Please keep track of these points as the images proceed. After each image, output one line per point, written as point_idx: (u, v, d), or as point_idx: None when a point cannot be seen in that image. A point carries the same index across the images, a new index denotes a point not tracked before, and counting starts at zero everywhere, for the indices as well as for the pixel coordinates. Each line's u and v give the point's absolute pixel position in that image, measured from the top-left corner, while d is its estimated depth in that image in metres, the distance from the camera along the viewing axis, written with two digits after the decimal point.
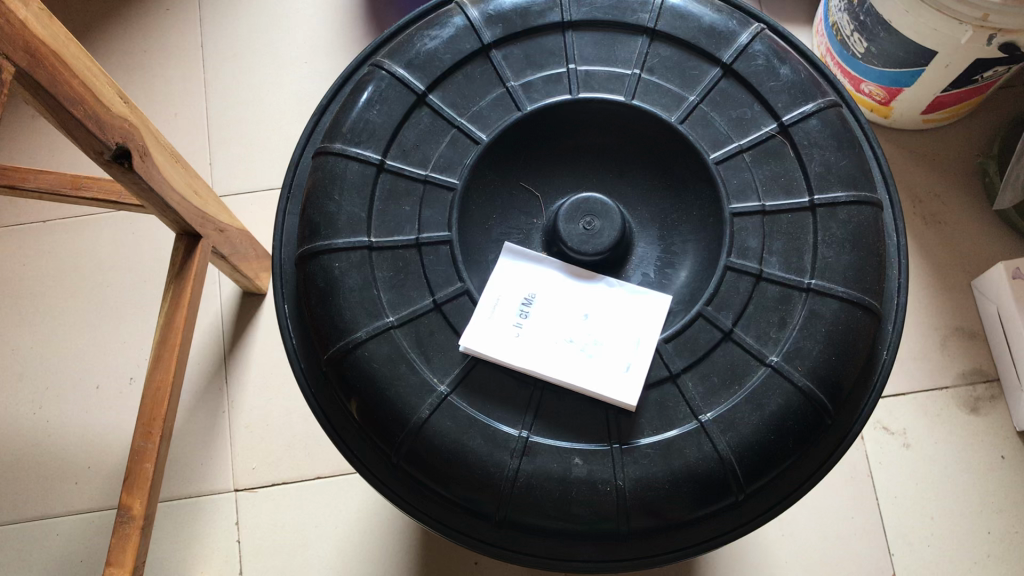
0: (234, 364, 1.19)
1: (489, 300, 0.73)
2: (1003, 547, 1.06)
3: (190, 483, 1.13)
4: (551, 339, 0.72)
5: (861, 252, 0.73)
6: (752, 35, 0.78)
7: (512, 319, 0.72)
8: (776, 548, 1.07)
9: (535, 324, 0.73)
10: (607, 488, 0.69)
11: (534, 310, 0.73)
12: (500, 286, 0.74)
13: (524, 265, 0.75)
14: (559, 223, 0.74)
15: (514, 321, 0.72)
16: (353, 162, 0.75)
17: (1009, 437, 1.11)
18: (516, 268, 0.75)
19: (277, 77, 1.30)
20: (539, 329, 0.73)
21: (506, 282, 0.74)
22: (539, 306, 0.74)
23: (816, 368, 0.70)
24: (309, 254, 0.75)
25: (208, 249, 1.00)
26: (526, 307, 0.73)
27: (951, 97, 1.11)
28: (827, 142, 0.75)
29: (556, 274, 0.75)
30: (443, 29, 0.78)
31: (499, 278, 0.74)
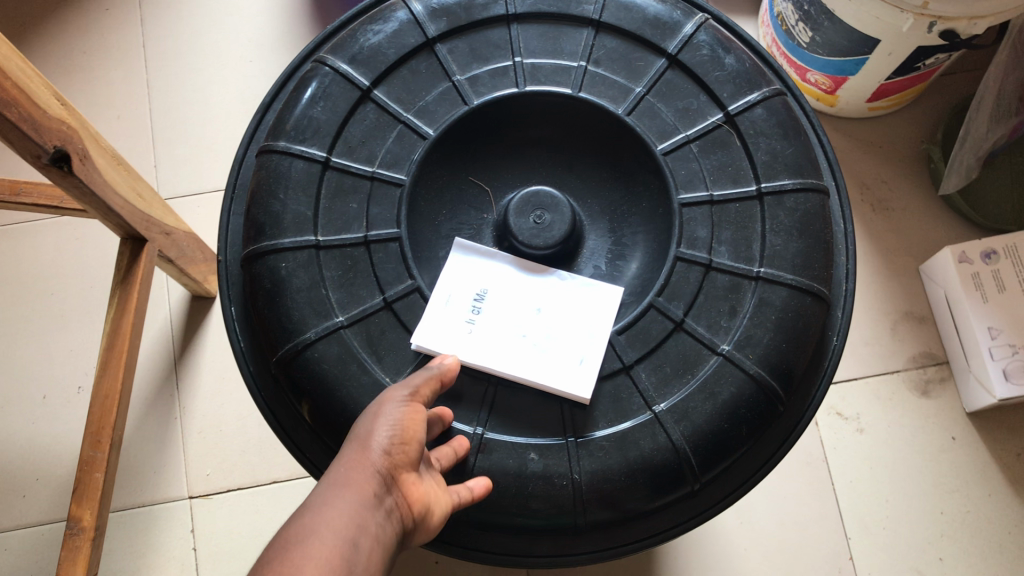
0: (185, 369, 1.17)
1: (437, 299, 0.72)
2: (955, 527, 1.08)
3: (143, 493, 1.11)
4: (505, 334, 0.72)
5: (808, 239, 0.73)
6: (696, 25, 0.78)
7: (466, 317, 0.72)
8: (734, 537, 1.08)
9: (491, 319, 0.73)
10: (563, 482, 0.68)
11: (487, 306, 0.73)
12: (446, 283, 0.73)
13: (472, 263, 0.75)
14: (511, 220, 0.74)
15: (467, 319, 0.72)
16: (298, 160, 0.74)
17: (959, 418, 1.12)
18: (461, 265, 0.74)
19: (221, 76, 1.28)
20: (493, 325, 0.72)
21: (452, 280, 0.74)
22: (490, 302, 0.73)
23: (767, 355, 0.70)
24: (255, 256, 0.73)
25: (154, 254, 0.98)
26: (477, 306, 0.73)
27: (895, 84, 1.13)
28: (772, 130, 0.75)
29: (508, 270, 0.75)
30: (386, 23, 0.77)
31: (445, 277, 0.74)
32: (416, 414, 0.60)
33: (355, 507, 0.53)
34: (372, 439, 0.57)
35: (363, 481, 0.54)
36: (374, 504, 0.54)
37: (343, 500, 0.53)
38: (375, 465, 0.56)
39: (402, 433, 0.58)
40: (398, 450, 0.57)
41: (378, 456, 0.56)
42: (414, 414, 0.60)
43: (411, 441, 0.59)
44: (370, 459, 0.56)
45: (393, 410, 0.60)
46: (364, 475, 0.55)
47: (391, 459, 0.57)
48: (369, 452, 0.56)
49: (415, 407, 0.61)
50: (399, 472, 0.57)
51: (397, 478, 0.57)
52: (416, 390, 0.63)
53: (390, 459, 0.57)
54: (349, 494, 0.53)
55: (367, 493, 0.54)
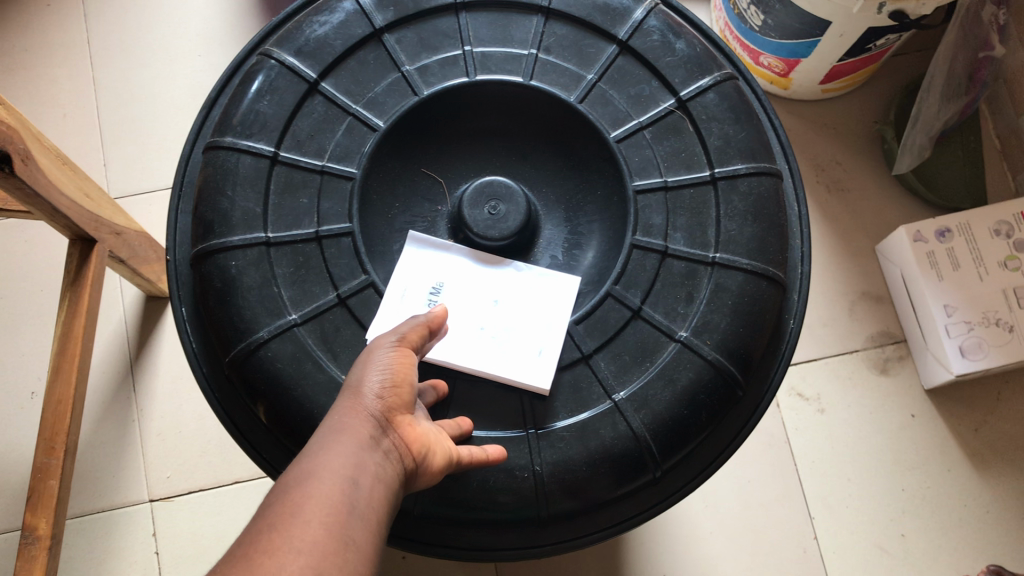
0: (142, 371, 1.14)
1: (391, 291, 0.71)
2: (916, 502, 1.09)
3: (102, 497, 1.09)
4: (463, 327, 0.71)
5: (762, 223, 0.73)
6: (646, 10, 0.77)
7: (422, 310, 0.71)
8: (700, 520, 1.08)
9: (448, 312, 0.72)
10: (524, 475, 0.68)
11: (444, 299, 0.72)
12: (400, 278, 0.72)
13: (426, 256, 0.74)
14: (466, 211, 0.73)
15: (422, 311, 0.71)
16: (246, 155, 0.72)
17: (918, 395, 1.14)
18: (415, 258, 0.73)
19: (169, 72, 1.25)
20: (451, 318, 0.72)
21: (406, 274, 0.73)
22: (445, 295, 0.73)
23: (724, 341, 0.70)
24: (204, 254, 0.72)
25: (104, 255, 0.96)
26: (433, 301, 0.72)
27: (847, 65, 1.13)
28: (725, 115, 0.75)
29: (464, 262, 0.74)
30: (333, 14, 0.76)
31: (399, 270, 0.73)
32: (405, 359, 0.59)
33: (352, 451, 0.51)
34: (362, 386, 0.56)
35: (359, 424, 0.53)
36: (372, 447, 0.53)
37: (339, 444, 0.52)
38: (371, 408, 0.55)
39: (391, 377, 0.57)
40: (393, 392, 0.56)
41: (373, 399, 0.55)
42: (404, 357, 0.59)
43: (405, 384, 0.57)
44: (366, 403, 0.55)
45: (381, 355, 0.58)
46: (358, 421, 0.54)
47: (384, 404, 0.55)
48: (360, 399, 0.55)
49: (403, 354, 0.59)
50: (397, 414, 0.56)
51: (396, 420, 0.56)
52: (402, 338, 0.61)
53: (383, 403, 0.55)
54: (347, 437, 0.52)
55: (362, 435, 0.53)
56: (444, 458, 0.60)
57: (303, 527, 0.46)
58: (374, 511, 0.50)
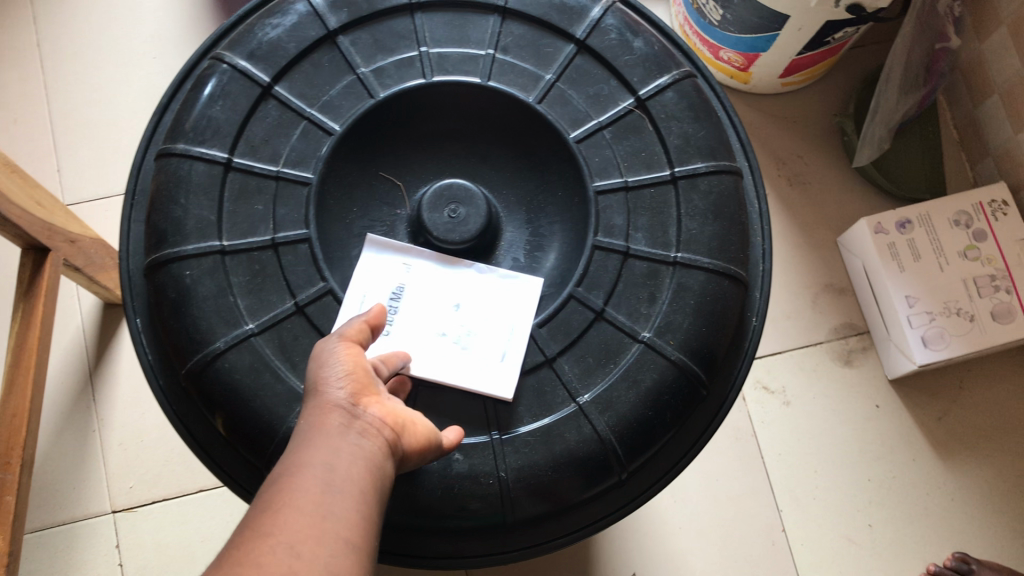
0: (101, 380, 1.12)
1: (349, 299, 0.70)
2: (881, 493, 1.10)
3: (63, 510, 1.07)
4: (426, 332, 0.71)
5: (723, 221, 0.73)
6: (604, 8, 0.76)
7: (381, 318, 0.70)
8: (669, 516, 1.08)
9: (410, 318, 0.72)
10: (490, 481, 0.67)
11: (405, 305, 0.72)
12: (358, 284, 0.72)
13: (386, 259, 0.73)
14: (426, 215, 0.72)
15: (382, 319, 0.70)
16: (198, 162, 0.71)
17: (882, 386, 1.15)
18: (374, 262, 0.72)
19: (123, 74, 1.23)
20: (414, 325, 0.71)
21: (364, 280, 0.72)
22: (407, 301, 0.72)
23: (687, 341, 0.70)
24: (157, 264, 0.70)
25: (59, 264, 0.94)
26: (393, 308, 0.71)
27: (806, 59, 1.14)
28: (684, 114, 0.75)
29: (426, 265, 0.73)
30: (285, 17, 0.74)
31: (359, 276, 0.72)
32: (358, 352, 0.60)
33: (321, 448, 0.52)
34: (321, 385, 0.57)
35: (325, 422, 0.54)
36: (343, 438, 0.53)
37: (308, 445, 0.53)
38: (333, 403, 0.55)
39: (348, 370, 0.58)
40: (352, 381, 0.57)
41: (333, 394, 0.56)
42: (353, 349, 0.60)
43: (362, 372, 0.58)
44: (327, 401, 0.56)
45: (332, 351, 0.59)
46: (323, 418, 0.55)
47: (348, 395, 0.56)
48: (323, 398, 0.56)
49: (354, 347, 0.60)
50: (365, 398, 0.57)
51: (366, 403, 0.57)
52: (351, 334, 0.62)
53: (347, 394, 0.56)
54: (317, 436, 0.53)
55: (331, 430, 0.54)
56: (427, 433, 0.61)
57: (282, 529, 0.47)
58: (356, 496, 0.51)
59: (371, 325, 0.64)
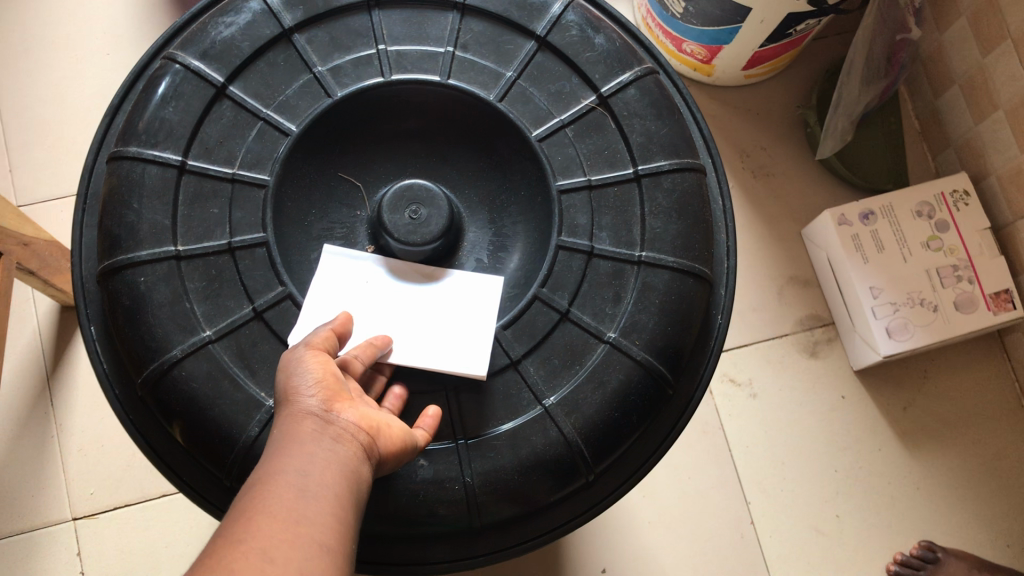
0: (58, 385, 1.10)
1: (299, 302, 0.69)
2: (848, 483, 1.11)
3: (22, 518, 1.04)
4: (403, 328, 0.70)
5: (687, 219, 0.72)
6: (564, 4, 0.75)
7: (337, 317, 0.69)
8: (639, 510, 1.08)
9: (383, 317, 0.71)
10: (455, 486, 0.66)
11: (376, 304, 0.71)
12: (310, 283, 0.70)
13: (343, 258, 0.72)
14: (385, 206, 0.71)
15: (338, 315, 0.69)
16: (151, 165, 0.69)
17: (848, 377, 1.15)
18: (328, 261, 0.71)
19: (76, 71, 1.20)
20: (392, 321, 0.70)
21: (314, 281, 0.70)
22: (380, 300, 0.71)
23: (653, 340, 0.70)
24: (110, 271, 0.68)
25: (11, 268, 0.91)
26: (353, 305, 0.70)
27: (769, 51, 1.13)
28: (646, 111, 0.74)
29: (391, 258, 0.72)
30: (239, 15, 0.72)
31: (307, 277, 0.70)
32: (327, 360, 0.59)
33: (295, 452, 0.52)
34: (293, 392, 0.56)
35: (299, 429, 0.53)
36: (318, 444, 0.53)
37: (281, 451, 0.52)
38: (306, 409, 0.55)
39: (320, 378, 0.57)
40: (324, 388, 0.56)
41: (306, 400, 0.55)
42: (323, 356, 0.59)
43: (334, 379, 0.57)
44: (300, 408, 0.55)
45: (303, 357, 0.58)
46: (296, 425, 0.54)
47: (321, 401, 0.55)
48: (295, 405, 0.55)
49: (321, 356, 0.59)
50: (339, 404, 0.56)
51: (341, 408, 0.56)
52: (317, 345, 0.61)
53: (319, 402, 0.55)
54: (292, 444, 0.52)
55: (305, 436, 0.53)
56: (404, 436, 0.60)
57: (255, 536, 0.46)
58: (332, 499, 0.50)
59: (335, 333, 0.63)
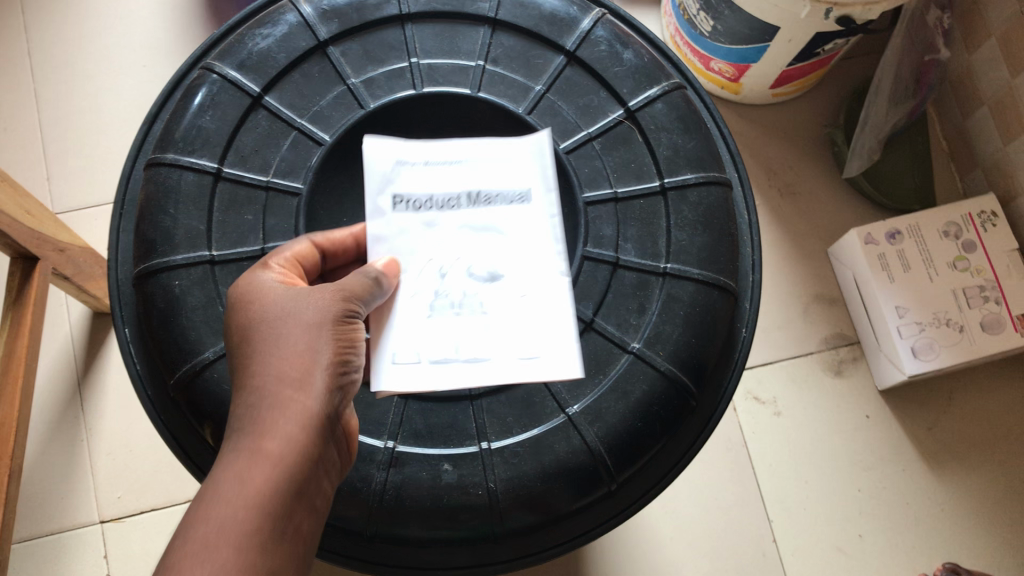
0: (89, 390, 1.12)
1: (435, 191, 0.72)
2: (872, 503, 1.10)
3: (50, 520, 1.06)
4: (459, 327, 0.68)
5: (712, 232, 0.73)
6: (593, 20, 0.77)
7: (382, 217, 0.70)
8: (661, 526, 1.08)
9: (441, 297, 0.68)
10: (479, 492, 0.67)
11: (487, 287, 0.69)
12: (475, 200, 0.72)
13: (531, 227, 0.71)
14: (557, 246, 0.71)
15: (381, 228, 0.70)
16: (188, 172, 0.71)
17: (873, 397, 1.15)
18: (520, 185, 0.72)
19: (113, 82, 1.23)
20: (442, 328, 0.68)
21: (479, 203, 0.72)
22: (506, 301, 0.69)
23: (677, 351, 0.70)
24: (145, 274, 0.70)
25: (47, 272, 0.93)
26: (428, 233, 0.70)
27: (797, 70, 1.14)
28: (672, 125, 0.75)
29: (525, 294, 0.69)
30: (275, 27, 0.74)
31: (504, 172, 0.73)
32: (342, 335, 0.59)
33: (268, 474, 0.52)
34: (316, 342, 0.57)
35: (304, 391, 0.55)
36: (315, 413, 0.55)
37: (255, 465, 0.52)
38: (318, 369, 0.56)
39: (313, 369, 0.56)
40: (341, 348, 0.58)
41: (322, 359, 0.57)
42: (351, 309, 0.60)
43: (350, 336, 0.59)
44: (315, 364, 0.56)
45: (335, 304, 0.59)
46: (279, 430, 0.54)
47: (333, 363, 0.57)
48: (312, 361, 0.56)
49: (333, 322, 0.59)
50: (343, 369, 0.58)
51: (342, 375, 0.58)
52: (284, 262, 0.63)
53: (330, 365, 0.57)
54: (294, 404, 0.55)
55: (303, 401, 0.55)
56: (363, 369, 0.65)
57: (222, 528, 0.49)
58: (286, 536, 0.52)
59: (316, 248, 0.66)
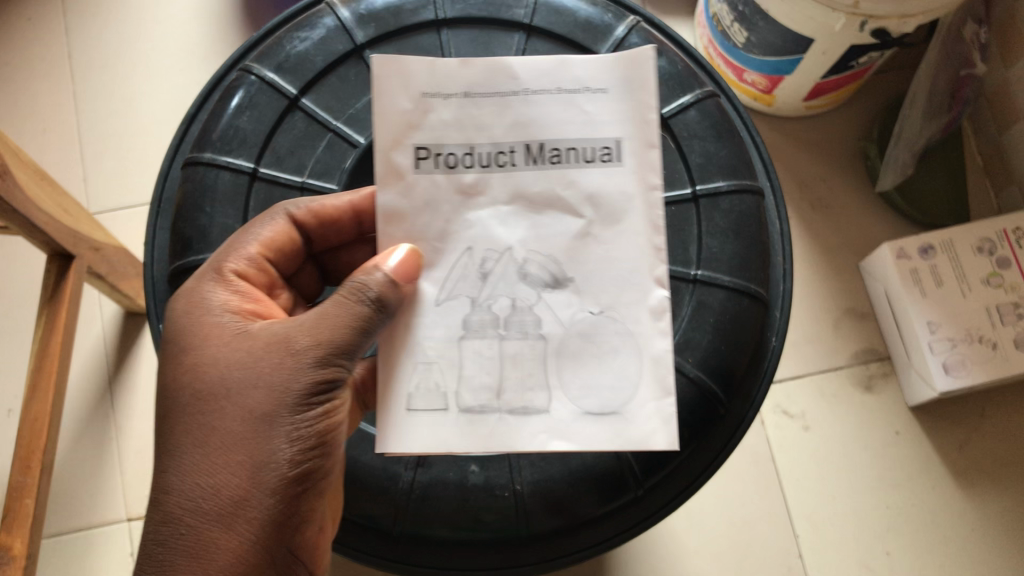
0: (121, 389, 1.13)
1: (476, 137, 0.60)
2: (900, 521, 1.09)
3: (79, 517, 1.07)
4: (503, 354, 0.59)
5: (744, 240, 0.73)
6: (628, 27, 0.77)
7: (406, 180, 0.59)
8: (685, 538, 1.07)
9: (484, 314, 0.59)
10: (505, 493, 0.67)
11: (541, 294, 0.59)
12: (536, 154, 0.60)
13: (610, 197, 0.60)
14: (618, 238, 0.59)
15: (398, 197, 0.59)
16: (225, 171, 0.72)
17: (903, 413, 1.13)
18: (601, 132, 0.60)
19: (150, 86, 1.24)
20: (478, 350, 0.59)
21: (544, 157, 0.60)
22: (568, 317, 0.59)
23: (706, 358, 0.70)
24: (180, 271, 0.71)
25: (83, 270, 0.95)
26: (470, 199, 0.60)
27: (831, 82, 1.14)
28: (706, 132, 0.75)
29: (593, 309, 0.59)
30: (314, 30, 0.75)
31: (589, 125, 0.60)
32: (305, 422, 0.56)
33: None
34: (270, 443, 0.55)
35: (252, 498, 0.54)
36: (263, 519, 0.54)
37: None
38: (270, 471, 0.54)
39: (255, 472, 0.54)
40: (302, 439, 0.55)
41: (278, 459, 0.54)
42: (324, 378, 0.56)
43: (319, 418, 0.56)
44: (267, 467, 0.54)
45: (298, 383, 0.55)
46: (212, 548, 0.53)
47: (291, 459, 0.55)
48: (263, 464, 0.54)
49: (294, 409, 0.55)
50: (307, 458, 0.56)
51: (306, 465, 0.56)
52: (245, 267, 0.62)
53: (286, 463, 0.55)
54: (239, 513, 0.54)
55: (251, 508, 0.54)
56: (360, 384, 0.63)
57: None
58: None
59: (296, 222, 0.64)
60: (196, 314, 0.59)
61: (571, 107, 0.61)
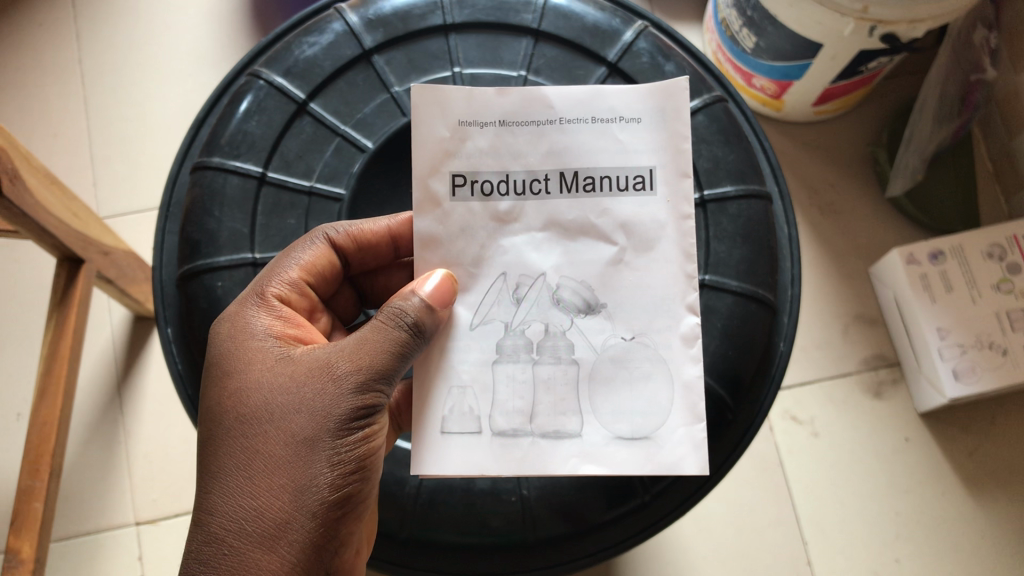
0: (130, 393, 1.13)
1: (511, 164, 0.62)
2: (909, 528, 1.08)
3: (86, 521, 1.08)
4: (534, 376, 0.60)
5: (752, 244, 0.73)
6: (636, 32, 0.77)
7: (442, 208, 0.61)
8: (693, 544, 1.07)
9: (517, 338, 0.60)
10: (511, 497, 0.68)
11: (574, 319, 0.61)
12: (570, 181, 0.62)
13: (643, 224, 0.62)
14: (650, 263, 0.61)
15: (435, 223, 0.61)
16: (233, 175, 0.72)
17: (913, 420, 1.13)
18: (636, 162, 0.62)
19: (160, 91, 1.25)
20: (513, 373, 0.60)
21: (577, 184, 0.62)
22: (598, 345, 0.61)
23: (713, 363, 0.70)
24: (189, 275, 0.72)
25: (92, 274, 0.95)
26: (505, 225, 0.62)
27: (840, 88, 1.13)
28: (714, 137, 0.75)
29: (626, 335, 0.60)
30: (322, 35, 0.76)
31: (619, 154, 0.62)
32: (346, 444, 0.55)
33: None
34: (311, 466, 0.54)
35: (292, 524, 0.53)
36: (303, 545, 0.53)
37: None
38: (311, 496, 0.53)
39: (297, 495, 0.53)
40: (343, 463, 0.55)
41: (318, 483, 0.54)
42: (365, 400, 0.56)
43: (359, 441, 0.56)
44: (308, 492, 0.53)
45: (339, 405, 0.55)
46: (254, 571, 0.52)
47: (331, 485, 0.54)
48: (304, 488, 0.53)
49: (336, 429, 0.55)
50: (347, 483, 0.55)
51: (345, 490, 0.55)
52: (287, 291, 0.62)
53: (326, 488, 0.54)
54: (279, 539, 0.53)
55: (291, 534, 0.53)
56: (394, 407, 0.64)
57: None
58: None
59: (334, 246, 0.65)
60: (238, 335, 0.60)
61: (605, 135, 0.62)
